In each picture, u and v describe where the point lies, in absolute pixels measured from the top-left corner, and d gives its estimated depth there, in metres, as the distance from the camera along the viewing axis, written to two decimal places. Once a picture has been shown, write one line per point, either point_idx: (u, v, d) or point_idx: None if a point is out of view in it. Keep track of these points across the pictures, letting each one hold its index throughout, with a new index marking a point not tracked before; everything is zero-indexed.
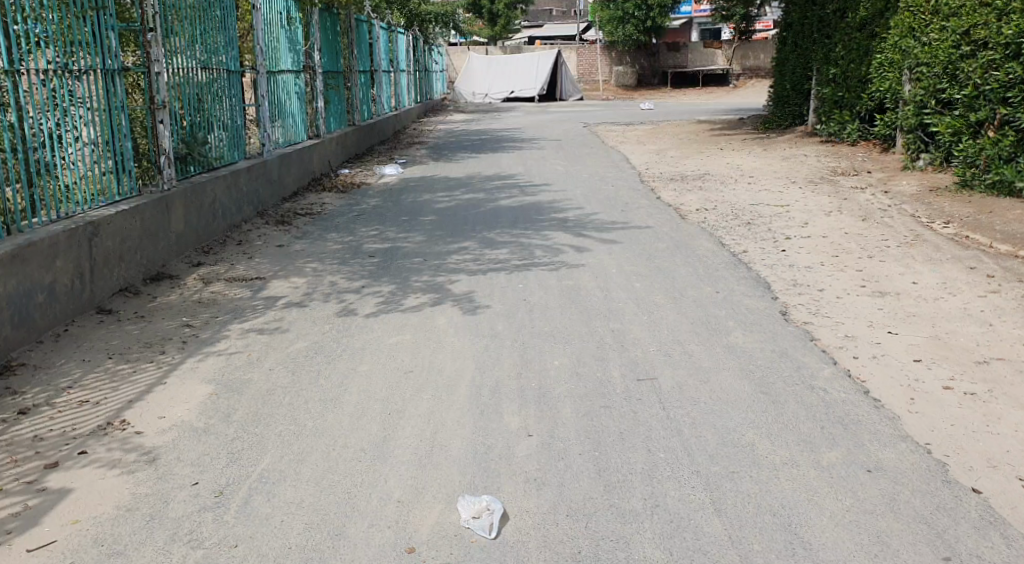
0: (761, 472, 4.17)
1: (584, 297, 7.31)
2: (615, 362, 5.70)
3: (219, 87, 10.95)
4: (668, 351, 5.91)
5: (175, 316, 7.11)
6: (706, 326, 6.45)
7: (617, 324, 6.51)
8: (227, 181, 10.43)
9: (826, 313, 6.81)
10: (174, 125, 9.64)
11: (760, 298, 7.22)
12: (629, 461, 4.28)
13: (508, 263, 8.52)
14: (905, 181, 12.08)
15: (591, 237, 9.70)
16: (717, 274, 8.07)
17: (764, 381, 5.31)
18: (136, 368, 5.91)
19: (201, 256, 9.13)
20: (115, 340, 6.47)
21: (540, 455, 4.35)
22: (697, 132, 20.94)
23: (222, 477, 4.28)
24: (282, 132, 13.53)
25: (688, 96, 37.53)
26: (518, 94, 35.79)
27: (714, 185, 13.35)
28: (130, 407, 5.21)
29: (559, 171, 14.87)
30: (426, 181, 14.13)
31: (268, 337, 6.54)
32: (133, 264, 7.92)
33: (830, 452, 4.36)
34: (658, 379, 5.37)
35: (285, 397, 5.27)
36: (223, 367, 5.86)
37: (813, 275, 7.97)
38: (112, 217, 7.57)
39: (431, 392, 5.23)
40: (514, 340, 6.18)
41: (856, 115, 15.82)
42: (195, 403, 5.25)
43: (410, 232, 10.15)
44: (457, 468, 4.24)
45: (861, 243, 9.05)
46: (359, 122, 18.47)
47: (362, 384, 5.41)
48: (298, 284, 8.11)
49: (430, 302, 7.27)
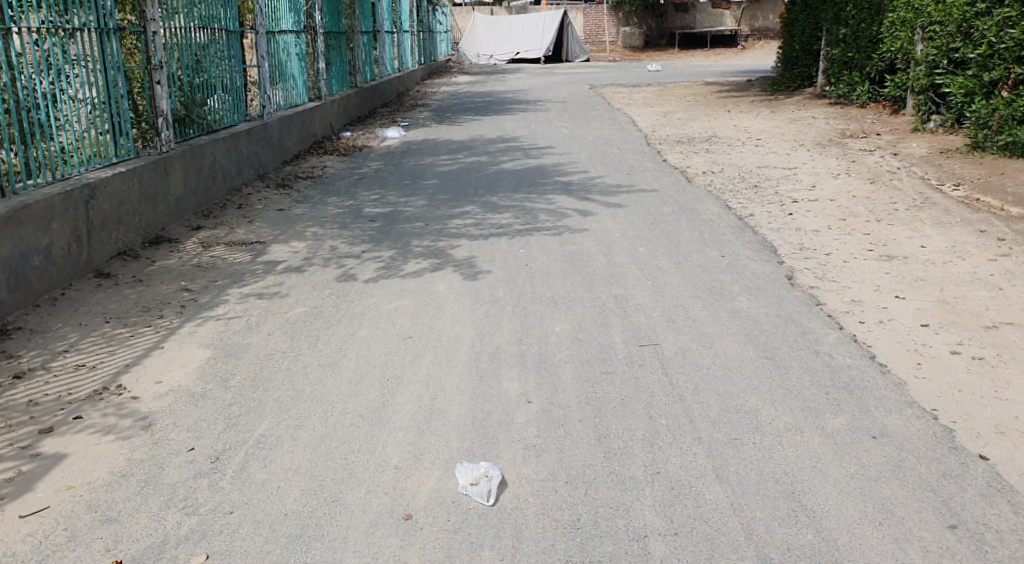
0: (764, 438, 4.10)
1: (587, 262, 7.21)
2: (617, 328, 5.62)
3: (219, 48, 10.80)
4: (671, 316, 5.83)
5: (173, 280, 7.04)
6: (710, 291, 6.36)
7: (619, 290, 6.43)
8: (227, 143, 10.32)
9: (833, 277, 6.71)
10: (173, 86, 9.51)
11: (765, 262, 7.12)
12: (630, 428, 4.21)
13: (511, 228, 8.43)
14: (914, 144, 11.91)
15: (595, 200, 9.59)
16: (722, 237, 7.97)
17: (767, 346, 5.24)
18: (134, 332, 5.85)
19: (200, 220, 9.04)
20: (113, 304, 6.41)
21: (539, 422, 4.29)
22: (704, 94, 20.68)
23: (218, 443, 4.22)
24: (283, 94, 13.38)
25: (696, 57, 37.08)
26: (523, 55, 35.42)
27: (720, 147, 13.19)
28: (127, 372, 5.15)
29: (564, 134, 14.70)
30: (429, 144, 13.99)
31: (267, 301, 6.46)
32: (131, 227, 7.84)
33: (835, 418, 4.28)
34: (661, 345, 5.30)
35: (283, 362, 5.22)
36: (222, 332, 5.80)
37: (820, 239, 7.86)
38: (109, 180, 7.48)
39: (431, 357, 5.17)
40: (515, 305, 6.10)
41: (866, 76, 15.59)
42: (193, 368, 5.19)
43: (412, 196, 10.04)
44: (455, 434, 4.18)
45: (869, 206, 8.92)
46: (362, 84, 18.27)
47: (361, 350, 5.35)
48: (298, 248, 8.03)
49: (431, 267, 7.19)
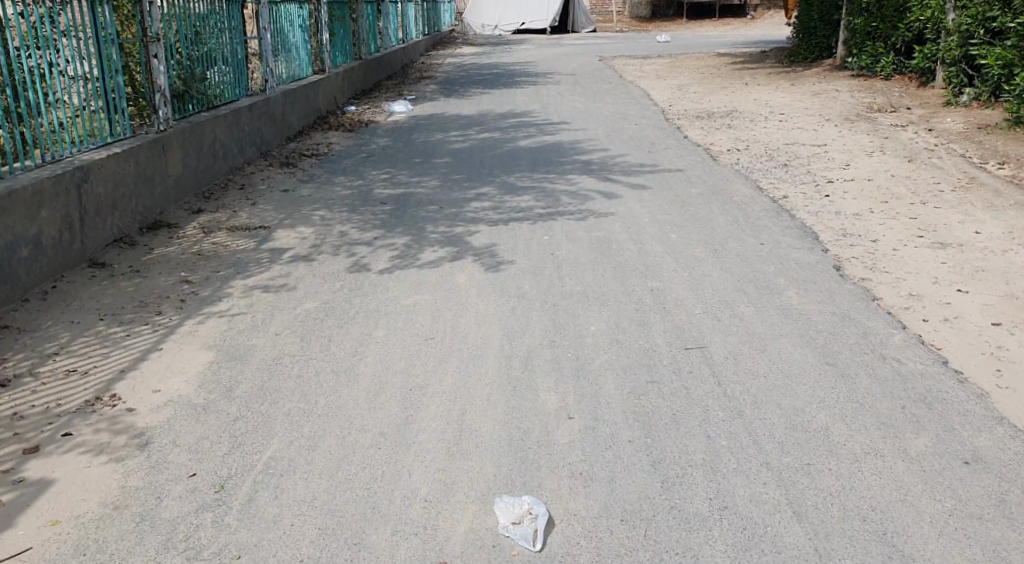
0: (840, 465, 3.65)
1: (617, 250, 6.72)
2: (658, 327, 5.14)
3: (218, 19, 10.23)
4: (717, 314, 5.33)
5: (172, 270, 6.54)
6: (754, 283, 5.87)
7: (656, 283, 5.93)
8: (228, 120, 9.77)
9: (884, 267, 6.20)
10: (171, 59, 8.95)
11: (808, 250, 6.62)
12: (687, 451, 3.76)
13: (532, 212, 7.91)
14: (949, 118, 11.36)
15: (618, 181, 9.07)
16: (759, 222, 7.46)
17: (827, 350, 4.74)
18: (130, 331, 5.35)
19: (201, 202, 8.53)
20: (108, 298, 5.90)
21: (584, 442, 3.83)
22: (718, 66, 20.07)
23: (223, 468, 3.75)
24: (285, 66, 12.81)
25: (706, 27, 36.41)
26: (529, 25, 34.62)
27: (743, 123, 12.63)
28: (123, 379, 4.65)
29: (578, 108, 14.14)
30: (438, 119, 13.44)
31: (274, 296, 5.96)
32: (127, 212, 7.34)
33: (916, 438, 3.83)
34: (710, 348, 4.82)
35: (294, 367, 4.73)
36: (225, 332, 5.32)
37: (864, 223, 7.35)
38: (103, 161, 6.97)
39: (456, 362, 4.69)
40: (544, 301, 5.61)
41: (891, 47, 15.00)
42: (194, 375, 4.70)
43: (424, 176, 9.52)
44: (489, 459, 3.72)
45: (911, 187, 8.41)
46: (366, 56, 17.67)
47: (379, 352, 4.88)
48: (305, 234, 7.54)
49: (450, 256, 6.70)
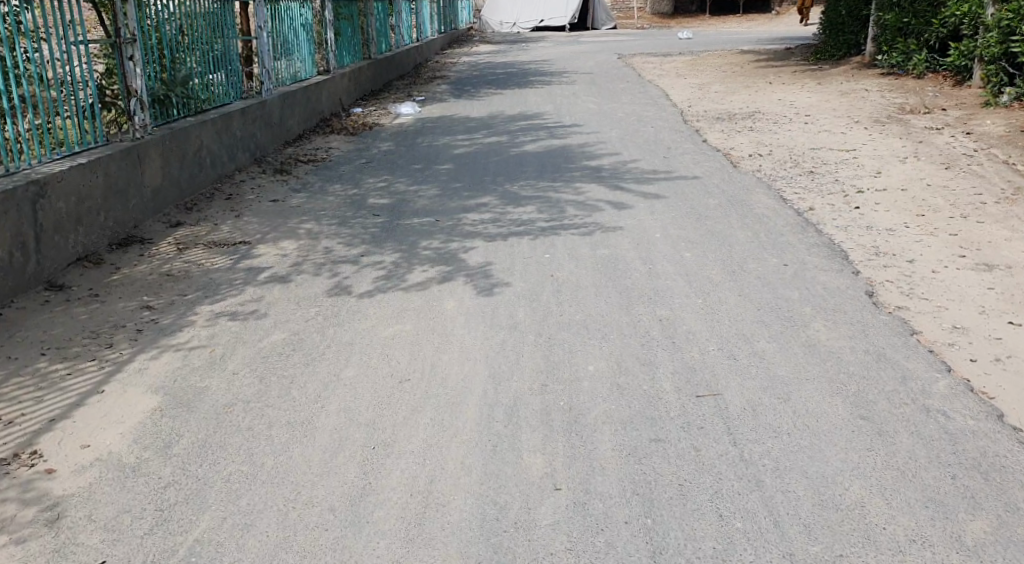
0: (879, 557, 3.01)
1: (623, 271, 6.08)
2: (665, 368, 4.49)
3: (208, 17, 9.63)
4: (733, 351, 4.68)
5: (134, 294, 5.96)
6: (776, 313, 5.21)
7: (665, 312, 5.29)
8: (216, 125, 9.21)
9: (923, 293, 5.54)
10: (151, 59, 8.36)
11: (836, 273, 5.94)
12: (695, 537, 3.13)
13: (534, 225, 7.29)
14: (989, 120, 10.66)
15: (630, 189, 8.44)
16: (782, 238, 6.79)
17: (861, 400, 4.06)
18: (73, 369, 4.77)
19: (181, 214, 7.97)
20: (57, 328, 5.33)
21: (571, 523, 3.21)
22: (741, 64, 19.37)
23: (139, 555, 3.17)
24: (285, 66, 12.23)
25: (729, 23, 35.57)
26: (548, 22, 33.88)
27: (766, 125, 11.95)
28: (49, 432, 4.09)
29: (592, 109, 13.50)
30: (445, 122, 12.85)
31: (240, 325, 5.36)
32: (95, 227, 6.78)
33: (973, 522, 3.16)
34: (726, 395, 4.16)
35: (245, 418, 4.12)
36: (177, 370, 4.72)
37: (898, 240, 6.67)
38: (65, 174, 6.40)
39: (431, 412, 4.07)
40: (538, 334, 4.98)
41: (924, 44, 14.27)
42: (132, 425, 4.12)
43: (422, 185, 8.91)
44: (454, 547, 3.12)
45: (950, 198, 7.71)
46: (376, 55, 17.09)
47: (344, 397, 4.26)
48: (287, 250, 6.94)
49: (439, 276, 6.08)
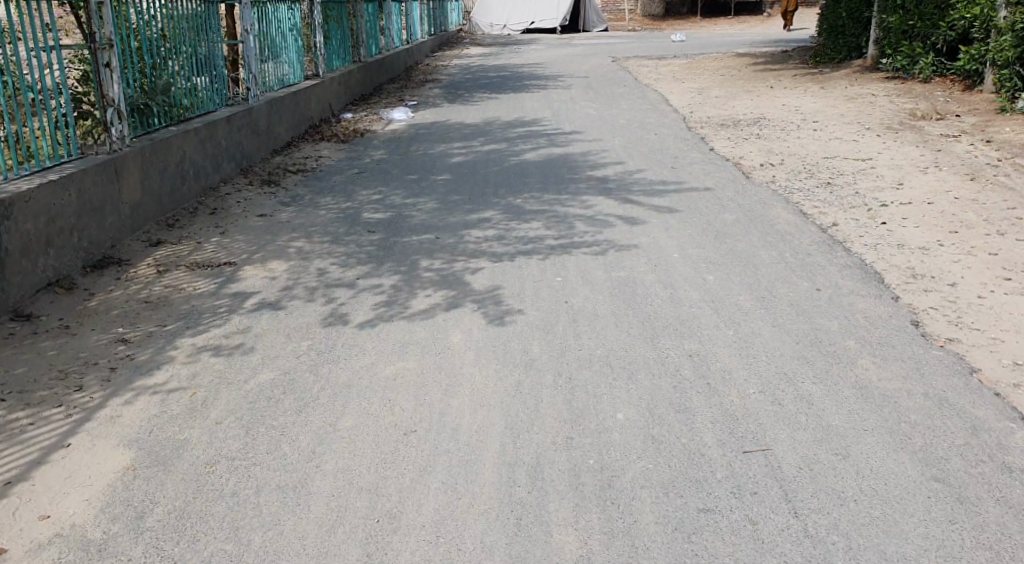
0: None
1: (644, 297, 5.58)
2: (703, 416, 4.00)
3: (190, 19, 9.07)
4: (777, 394, 4.20)
5: (109, 325, 5.43)
6: (816, 348, 4.73)
7: (695, 346, 4.79)
8: (199, 134, 8.67)
9: (972, 323, 5.06)
10: (131, 66, 7.81)
11: (875, 299, 5.46)
12: None
13: (543, 243, 6.79)
14: (1006, 127, 10.22)
15: (641, 203, 7.94)
16: (809, 258, 6.31)
17: (932, 455, 3.60)
18: (36, 417, 4.23)
19: (162, 232, 7.43)
20: (19, 367, 4.79)
21: None
22: (739, 67, 18.91)
23: None
24: (272, 71, 11.67)
25: (722, 26, 35.14)
26: (538, 25, 33.39)
27: (773, 131, 11.48)
28: (4, 499, 3.56)
29: (592, 115, 13.00)
30: (440, 128, 12.33)
31: (225, 362, 4.84)
32: (67, 249, 6.24)
33: None
34: (777, 451, 3.67)
35: (230, 479, 3.61)
36: (153, 419, 4.19)
37: (934, 260, 6.21)
38: (33, 192, 5.86)
39: (444, 472, 3.57)
40: (557, 373, 4.47)
41: (931, 47, 13.82)
42: (101, 490, 3.59)
43: (419, 197, 8.39)
44: None
45: (981, 213, 7.26)
46: (365, 57, 16.53)
47: (343, 452, 3.76)
48: (276, 272, 6.41)
49: (445, 303, 5.56)
